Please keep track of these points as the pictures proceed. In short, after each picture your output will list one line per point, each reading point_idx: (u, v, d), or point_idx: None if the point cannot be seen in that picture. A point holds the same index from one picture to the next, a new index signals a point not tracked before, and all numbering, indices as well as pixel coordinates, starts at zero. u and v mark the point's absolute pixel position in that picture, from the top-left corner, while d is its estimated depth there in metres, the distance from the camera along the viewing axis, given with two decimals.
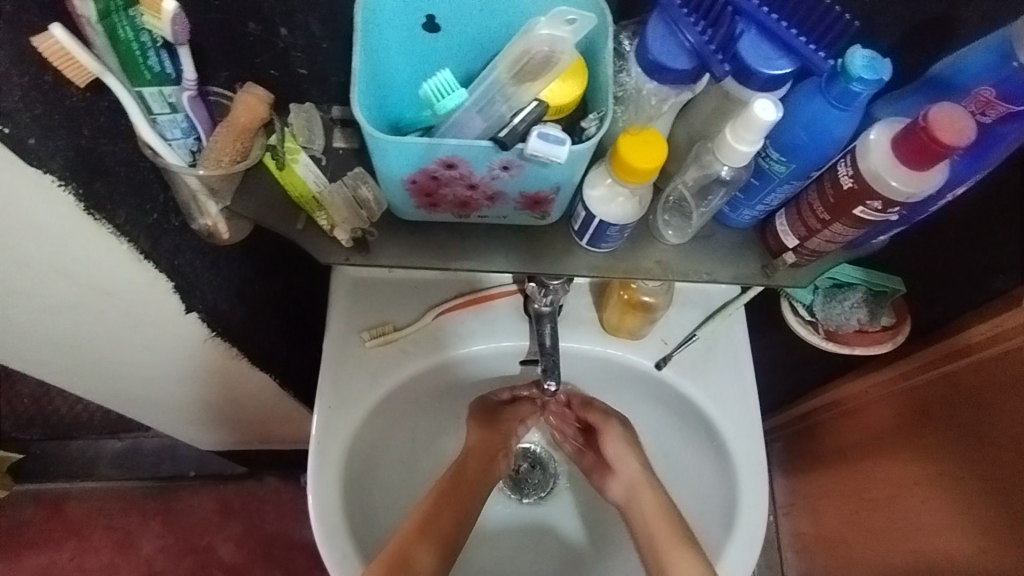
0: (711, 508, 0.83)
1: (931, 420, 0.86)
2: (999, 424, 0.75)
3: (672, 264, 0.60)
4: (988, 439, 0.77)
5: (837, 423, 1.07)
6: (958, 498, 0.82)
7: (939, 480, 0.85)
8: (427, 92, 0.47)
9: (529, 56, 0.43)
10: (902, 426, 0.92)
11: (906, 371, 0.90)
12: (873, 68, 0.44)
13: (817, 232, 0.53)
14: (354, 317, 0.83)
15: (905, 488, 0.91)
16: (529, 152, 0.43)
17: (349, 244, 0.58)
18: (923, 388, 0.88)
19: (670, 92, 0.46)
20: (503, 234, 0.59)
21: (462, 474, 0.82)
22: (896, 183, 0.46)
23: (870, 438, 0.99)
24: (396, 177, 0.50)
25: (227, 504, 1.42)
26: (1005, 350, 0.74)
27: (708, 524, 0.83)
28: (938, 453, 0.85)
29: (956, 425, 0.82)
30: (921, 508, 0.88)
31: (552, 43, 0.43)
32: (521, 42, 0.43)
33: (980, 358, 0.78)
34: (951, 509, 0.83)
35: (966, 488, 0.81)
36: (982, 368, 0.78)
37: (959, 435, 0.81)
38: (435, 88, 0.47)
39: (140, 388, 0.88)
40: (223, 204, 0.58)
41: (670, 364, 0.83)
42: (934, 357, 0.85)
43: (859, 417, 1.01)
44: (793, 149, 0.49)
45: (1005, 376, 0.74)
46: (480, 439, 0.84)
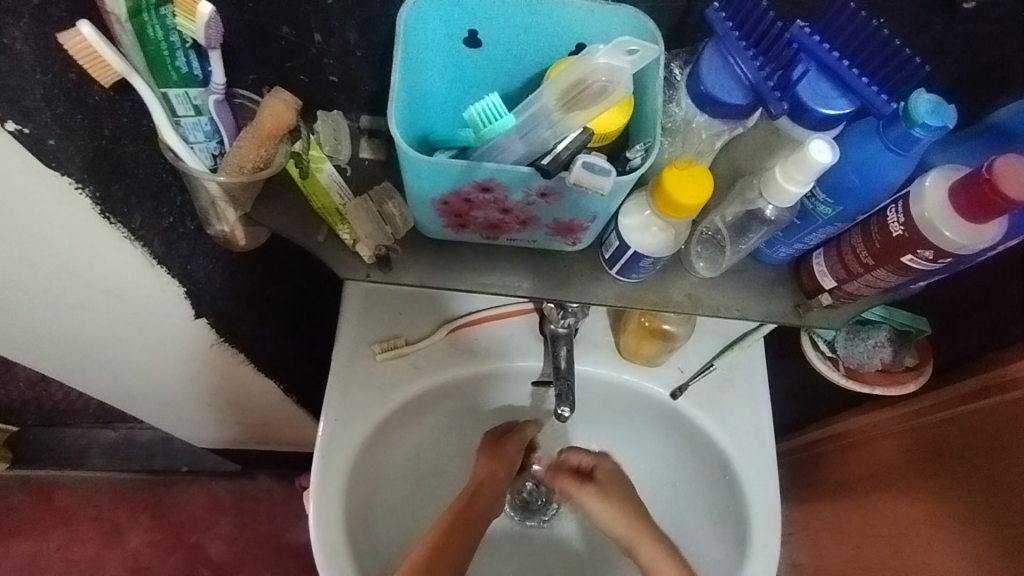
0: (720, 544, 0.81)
1: (942, 460, 0.82)
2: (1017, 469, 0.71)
3: (702, 297, 0.58)
4: (1005, 483, 0.72)
5: (836, 458, 1.01)
6: (965, 543, 0.76)
7: (945, 522, 0.79)
8: (472, 116, 0.45)
9: (583, 86, 0.41)
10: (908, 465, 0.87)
11: (921, 410, 0.87)
12: (938, 114, 0.41)
13: (858, 276, 0.51)
14: (365, 328, 0.81)
15: (908, 530, 0.84)
16: (571, 181, 0.42)
17: (371, 260, 0.55)
18: (937, 427, 0.84)
19: (722, 127, 0.44)
20: (530, 257, 0.57)
21: (478, 492, 0.81)
22: (951, 234, 0.44)
23: (873, 476, 0.93)
24: (427, 197, 0.48)
25: (220, 502, 1.40)
26: None
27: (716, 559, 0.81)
28: (946, 495, 0.80)
29: (969, 467, 0.78)
30: (922, 553, 0.81)
31: (609, 75, 0.40)
32: (577, 70, 0.41)
33: (1004, 400, 0.74)
34: (954, 554, 0.77)
35: (973, 533, 0.75)
36: (1005, 410, 0.74)
37: (972, 477, 0.77)
38: (480, 113, 0.45)
39: (141, 386, 0.86)
40: (241, 211, 0.56)
41: (685, 395, 0.81)
42: (954, 398, 0.82)
43: (861, 452, 0.96)
44: (843, 192, 0.47)
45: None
46: (486, 471, 0.82)
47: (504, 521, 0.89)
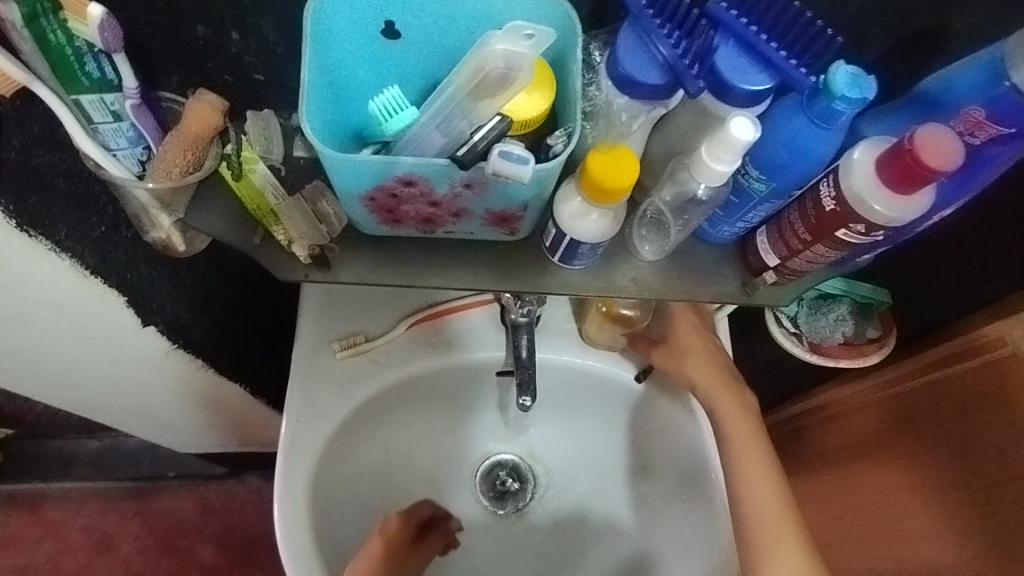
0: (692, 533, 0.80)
1: (914, 427, 0.82)
2: (984, 434, 0.72)
3: (649, 281, 0.57)
4: (973, 449, 0.73)
5: (818, 429, 1.00)
6: (939, 508, 0.77)
7: (920, 489, 0.80)
8: (375, 109, 0.46)
9: (482, 74, 0.40)
10: (885, 434, 0.87)
11: (893, 378, 0.86)
12: (857, 86, 0.40)
13: (798, 252, 0.51)
14: (325, 327, 0.80)
15: (886, 497, 0.85)
16: (490, 172, 0.41)
17: (308, 259, 0.54)
18: (909, 395, 0.83)
19: (642, 108, 0.43)
20: (472, 249, 0.57)
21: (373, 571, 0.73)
22: (879, 207, 0.43)
23: (853, 445, 0.93)
24: (354, 193, 0.47)
25: (207, 505, 1.39)
26: (996, 359, 0.71)
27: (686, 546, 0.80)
28: (921, 462, 0.80)
29: (940, 434, 0.78)
30: (901, 518, 0.82)
31: (508, 60, 0.40)
32: (474, 58, 0.40)
33: (969, 367, 0.75)
34: (931, 519, 0.78)
35: (946, 497, 0.76)
36: (970, 376, 0.74)
37: (942, 445, 0.77)
38: (383, 105, 0.46)
39: (109, 396, 0.85)
40: (175, 217, 0.55)
41: (649, 377, 0.80)
42: (923, 366, 0.82)
43: (841, 421, 0.95)
44: (774, 168, 0.46)
45: (993, 386, 0.72)
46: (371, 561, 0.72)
47: (477, 510, 0.89)
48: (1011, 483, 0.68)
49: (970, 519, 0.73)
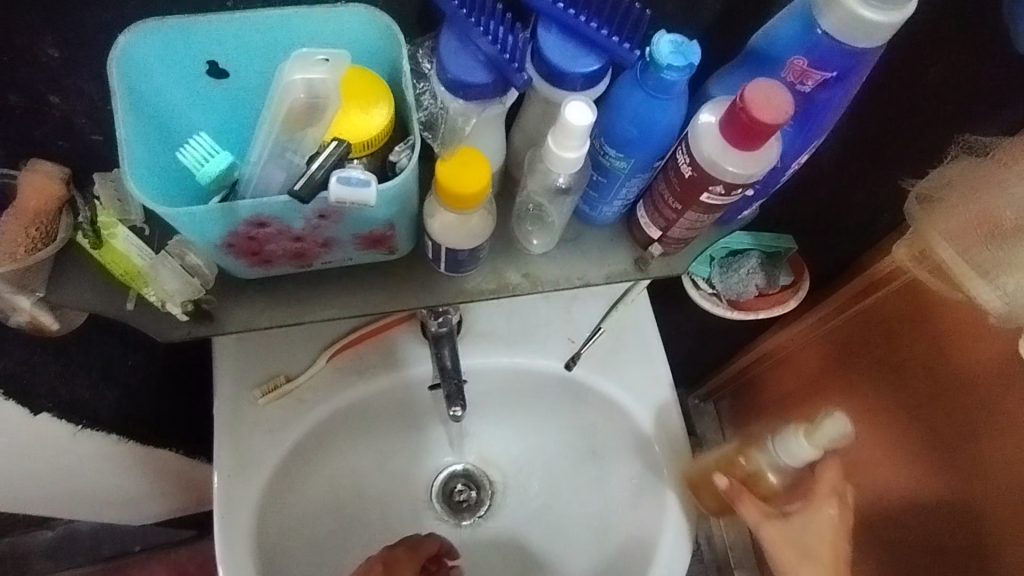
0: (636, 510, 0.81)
1: (851, 361, 0.84)
2: (910, 352, 0.75)
3: (541, 274, 0.57)
4: (902, 369, 0.76)
5: (764, 377, 1.02)
6: (884, 431, 0.80)
7: (866, 416, 0.83)
8: (187, 161, 0.44)
9: (289, 108, 0.40)
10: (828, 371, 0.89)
11: (825, 315, 0.88)
12: (682, 53, 0.41)
13: (675, 221, 0.51)
14: (244, 374, 0.77)
15: (838, 428, 0.88)
16: (333, 200, 0.40)
17: (186, 317, 0.53)
18: (843, 329, 0.86)
19: (475, 110, 0.42)
20: (357, 274, 0.55)
21: None
22: (734, 167, 0.44)
23: (801, 387, 0.94)
24: (209, 243, 0.45)
25: (181, 572, 1.35)
26: (907, 283, 0.74)
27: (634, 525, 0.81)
28: (862, 391, 0.83)
29: (872, 361, 0.81)
30: (852, 446, 0.85)
31: (310, 88, 0.40)
32: (276, 95, 0.40)
33: (886, 294, 0.78)
34: (879, 443, 0.81)
35: (888, 420, 0.79)
36: (889, 302, 0.77)
37: (876, 370, 0.80)
38: (195, 158, 0.44)
39: (33, 490, 0.81)
40: (35, 296, 0.52)
41: (579, 363, 0.81)
42: (846, 300, 0.84)
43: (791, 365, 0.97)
44: (627, 144, 0.46)
45: (909, 305, 0.74)
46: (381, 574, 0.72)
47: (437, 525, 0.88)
48: (941, 393, 0.72)
49: (910, 433, 0.76)
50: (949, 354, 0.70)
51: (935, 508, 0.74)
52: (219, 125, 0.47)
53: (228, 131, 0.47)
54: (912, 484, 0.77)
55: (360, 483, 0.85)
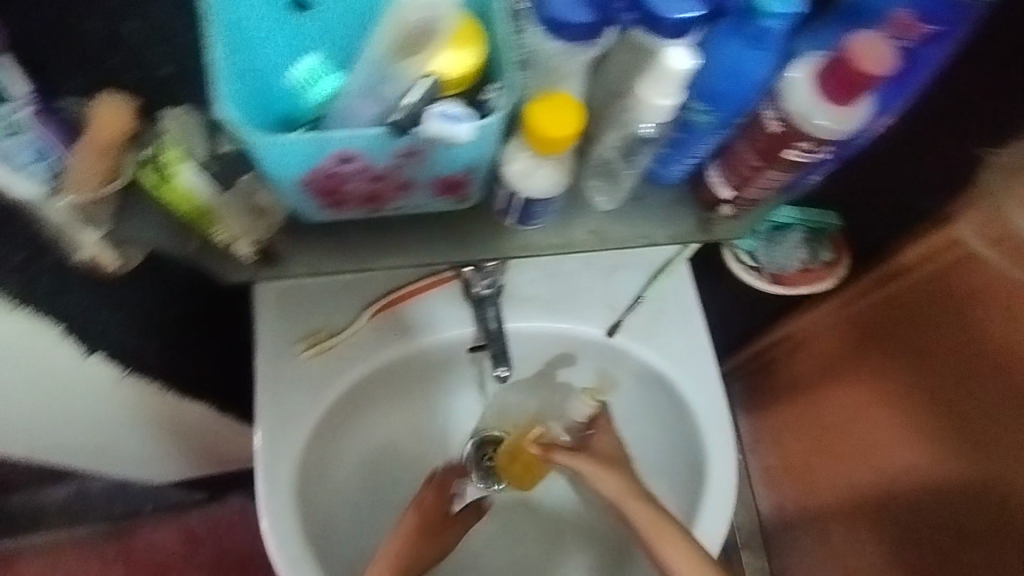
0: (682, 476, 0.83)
1: (878, 344, 0.85)
2: (941, 336, 0.75)
3: (608, 231, 0.57)
4: (932, 354, 0.76)
5: (783, 360, 1.03)
6: (910, 414, 0.81)
7: (892, 399, 0.83)
8: (296, 79, 0.44)
9: (407, 30, 0.40)
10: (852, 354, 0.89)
11: (851, 298, 0.88)
12: (784, 1, 0.42)
13: (751, 179, 0.51)
14: (285, 328, 0.77)
15: (859, 412, 0.90)
16: (427, 136, 0.39)
17: (252, 258, 0.52)
18: (869, 312, 0.86)
19: (576, 50, 0.42)
20: (423, 223, 0.54)
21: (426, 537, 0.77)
22: (825, 122, 0.44)
23: (824, 369, 0.95)
24: (288, 180, 0.44)
25: (193, 533, 1.35)
26: (944, 267, 0.74)
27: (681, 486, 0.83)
28: (888, 374, 0.83)
29: (901, 344, 0.81)
30: (876, 428, 0.87)
31: (425, 9, 0.40)
32: (392, 18, 0.40)
33: (920, 277, 0.77)
34: (903, 426, 0.82)
35: (915, 403, 0.80)
36: (923, 286, 0.77)
37: (904, 353, 0.81)
38: (303, 77, 0.44)
39: (66, 435, 0.81)
40: (101, 232, 0.50)
41: (622, 330, 0.81)
42: (877, 282, 0.83)
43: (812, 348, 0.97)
44: (715, 96, 0.46)
45: (940, 294, 0.74)
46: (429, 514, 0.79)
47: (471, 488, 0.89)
48: (969, 380, 0.72)
49: (936, 419, 0.77)
50: (978, 344, 0.70)
51: (953, 493, 0.76)
52: (318, 45, 0.46)
53: (332, 51, 0.46)
54: (929, 469, 0.79)
55: (394, 444, 0.85)
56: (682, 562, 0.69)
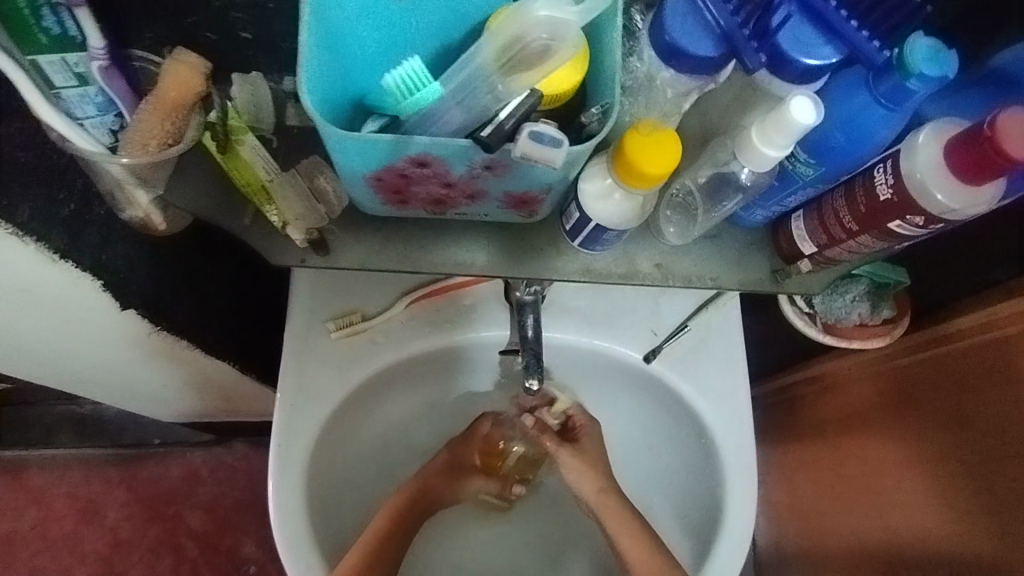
0: (694, 520, 0.79)
1: (911, 401, 0.75)
2: (985, 406, 0.65)
3: (674, 267, 0.53)
4: (971, 423, 0.67)
5: (809, 401, 0.94)
6: (935, 480, 0.71)
7: (917, 461, 0.74)
8: (391, 85, 0.40)
9: (523, 44, 0.36)
10: (883, 407, 0.80)
11: (893, 350, 0.78)
12: (937, 62, 0.36)
13: (840, 241, 0.47)
14: (318, 305, 0.75)
15: (877, 466, 0.81)
16: (518, 154, 0.37)
17: (303, 244, 0.49)
18: (909, 368, 0.76)
19: (691, 84, 0.40)
20: (483, 230, 0.52)
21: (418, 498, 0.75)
22: (941, 197, 0.40)
23: (847, 416, 0.86)
24: (357, 174, 0.42)
25: (196, 473, 1.25)
26: (1002, 336, 0.64)
27: (690, 536, 0.79)
28: (917, 434, 0.74)
29: (937, 407, 0.71)
30: (894, 487, 0.77)
31: (552, 28, 0.35)
32: (513, 26, 0.36)
33: (973, 343, 0.67)
34: (925, 491, 0.73)
35: (943, 471, 0.70)
36: (975, 352, 0.67)
37: (939, 417, 0.71)
38: (399, 80, 0.40)
39: (88, 367, 0.77)
40: (154, 193, 0.50)
41: (659, 358, 0.78)
42: (923, 340, 0.74)
43: (841, 392, 0.87)
44: (827, 151, 0.42)
45: (995, 362, 0.64)
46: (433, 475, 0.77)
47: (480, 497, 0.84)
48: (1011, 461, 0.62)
49: (964, 495, 0.68)
50: None
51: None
52: (422, 39, 0.42)
53: (437, 48, 0.42)
54: (949, 545, 0.69)
55: (408, 433, 0.83)
56: (635, 554, 0.72)
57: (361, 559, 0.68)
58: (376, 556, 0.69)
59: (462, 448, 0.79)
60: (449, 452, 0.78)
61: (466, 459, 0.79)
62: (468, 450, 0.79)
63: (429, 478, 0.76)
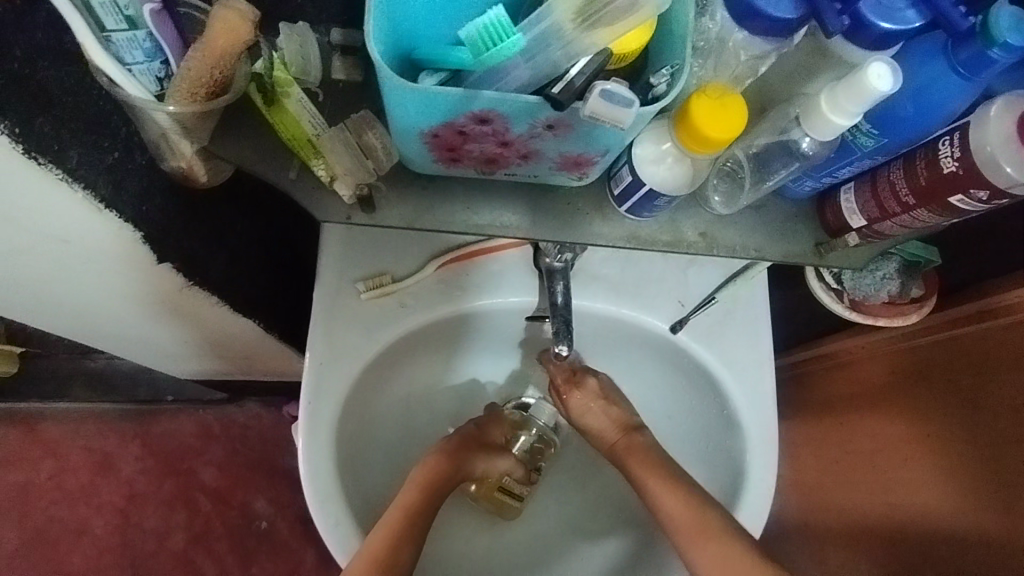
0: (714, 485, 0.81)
1: (925, 382, 0.74)
2: (1003, 390, 0.64)
3: (719, 237, 0.52)
4: (984, 408, 0.66)
5: (820, 377, 0.92)
6: (943, 462, 0.70)
7: (925, 442, 0.73)
8: (470, 37, 0.37)
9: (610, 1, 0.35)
10: (895, 388, 0.78)
11: (912, 331, 0.76)
12: (1022, 31, 0.35)
13: (893, 215, 0.46)
14: (346, 266, 0.74)
15: (884, 445, 0.79)
16: (587, 113, 0.36)
17: (351, 200, 0.48)
18: (927, 349, 0.74)
19: (764, 46, 0.40)
20: (527, 193, 0.51)
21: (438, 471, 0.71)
22: (1011, 170, 0.39)
23: (856, 396, 0.85)
24: (415, 130, 0.41)
25: (209, 429, 1.27)
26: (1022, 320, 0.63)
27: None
28: (927, 415, 0.72)
29: (952, 389, 0.70)
30: (898, 467, 0.76)
31: None
32: None
33: (992, 326, 0.67)
34: (932, 472, 0.71)
35: (950, 452, 0.69)
36: (993, 335, 0.66)
37: (952, 399, 0.70)
38: (480, 31, 0.36)
39: (111, 321, 0.77)
40: (198, 143, 0.49)
41: (685, 328, 0.78)
42: (943, 322, 0.73)
43: (853, 371, 0.86)
44: (893, 122, 0.41)
45: (1014, 344, 0.64)
46: (455, 449, 0.72)
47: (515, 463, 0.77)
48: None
49: (972, 475, 0.67)
50: None
51: (973, 555, 0.66)
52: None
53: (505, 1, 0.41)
54: (953, 524, 0.68)
55: (430, 396, 0.83)
56: (670, 498, 0.66)
57: (390, 535, 0.64)
58: (407, 530, 0.65)
59: (488, 427, 0.76)
60: (476, 430, 0.75)
61: (492, 439, 0.76)
62: (494, 430, 0.77)
63: (457, 451, 0.72)
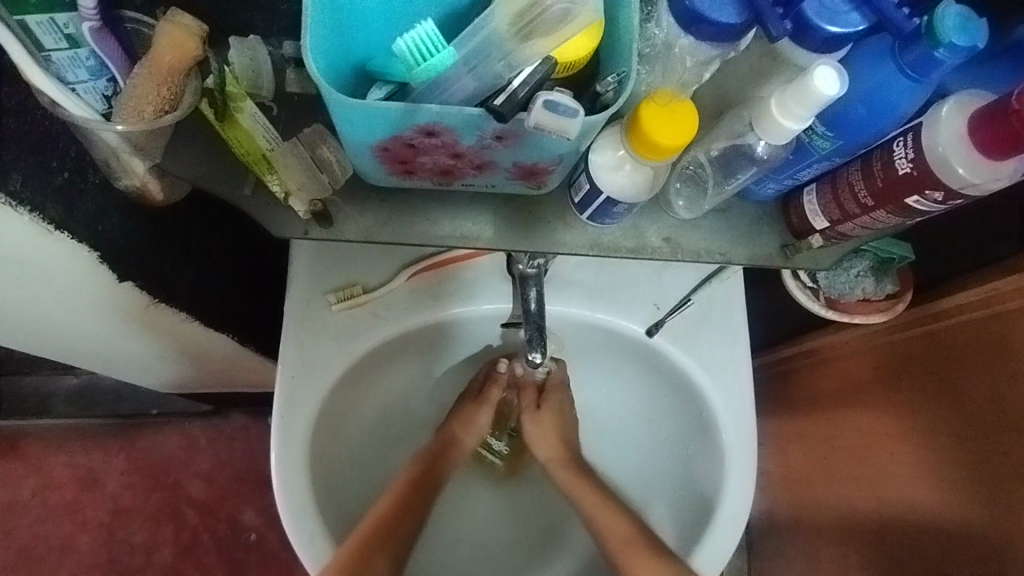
0: (692, 494, 0.80)
1: (909, 375, 0.73)
2: (983, 384, 0.63)
3: (683, 241, 0.51)
4: (966, 400, 0.65)
5: (806, 373, 0.92)
6: (928, 455, 0.69)
7: (911, 436, 0.72)
8: (402, 50, 0.37)
9: (542, 7, 0.35)
10: (880, 382, 0.78)
11: (895, 325, 0.76)
12: (967, 32, 0.35)
13: (853, 217, 0.46)
14: (318, 278, 0.73)
15: (872, 440, 0.78)
16: (531, 124, 0.36)
17: (307, 215, 0.48)
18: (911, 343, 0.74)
19: (712, 51, 0.40)
20: (490, 203, 0.51)
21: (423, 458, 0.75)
22: (963, 171, 0.39)
23: (842, 391, 0.84)
24: (363, 144, 0.40)
25: (194, 442, 1.25)
26: (1000, 314, 0.62)
27: (676, 517, 0.81)
28: (913, 408, 0.72)
29: (935, 383, 0.69)
30: (887, 462, 0.76)
31: None
32: None
33: (973, 319, 0.66)
34: (918, 466, 0.71)
35: (935, 446, 0.69)
36: (973, 329, 0.65)
37: (935, 392, 0.69)
38: (411, 44, 0.37)
39: (83, 339, 0.76)
40: (151, 161, 0.48)
41: (662, 331, 0.77)
42: (920, 316, 0.72)
43: (839, 367, 0.85)
44: (847, 124, 0.41)
45: (990, 339, 0.63)
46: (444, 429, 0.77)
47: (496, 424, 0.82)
48: (1006, 436, 0.60)
49: (958, 468, 0.66)
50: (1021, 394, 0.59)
51: (961, 548, 0.65)
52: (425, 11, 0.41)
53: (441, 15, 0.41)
54: (942, 517, 0.68)
55: (408, 407, 0.83)
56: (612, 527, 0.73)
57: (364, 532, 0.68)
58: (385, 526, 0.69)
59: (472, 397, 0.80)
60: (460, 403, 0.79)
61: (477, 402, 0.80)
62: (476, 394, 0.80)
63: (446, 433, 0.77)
